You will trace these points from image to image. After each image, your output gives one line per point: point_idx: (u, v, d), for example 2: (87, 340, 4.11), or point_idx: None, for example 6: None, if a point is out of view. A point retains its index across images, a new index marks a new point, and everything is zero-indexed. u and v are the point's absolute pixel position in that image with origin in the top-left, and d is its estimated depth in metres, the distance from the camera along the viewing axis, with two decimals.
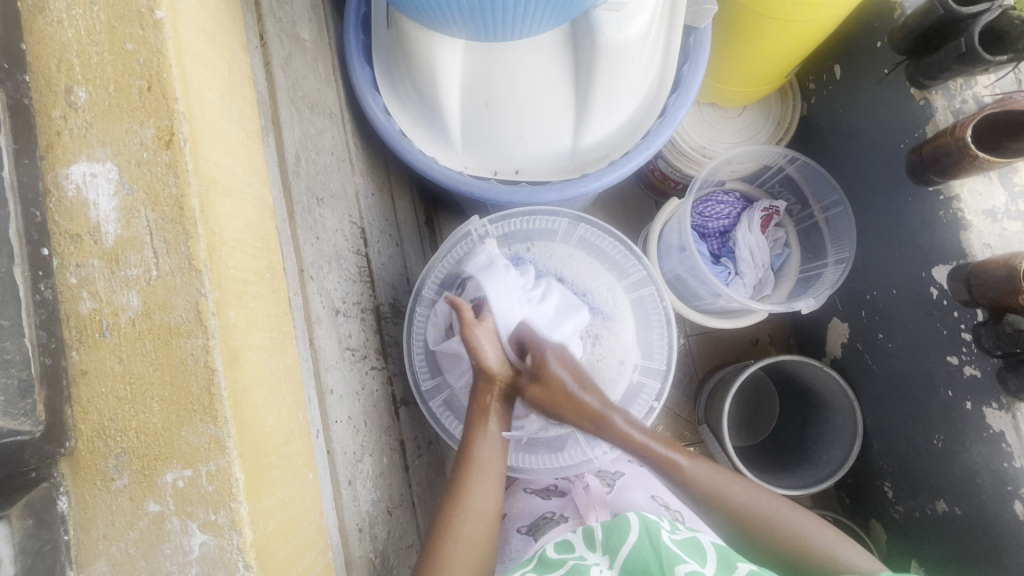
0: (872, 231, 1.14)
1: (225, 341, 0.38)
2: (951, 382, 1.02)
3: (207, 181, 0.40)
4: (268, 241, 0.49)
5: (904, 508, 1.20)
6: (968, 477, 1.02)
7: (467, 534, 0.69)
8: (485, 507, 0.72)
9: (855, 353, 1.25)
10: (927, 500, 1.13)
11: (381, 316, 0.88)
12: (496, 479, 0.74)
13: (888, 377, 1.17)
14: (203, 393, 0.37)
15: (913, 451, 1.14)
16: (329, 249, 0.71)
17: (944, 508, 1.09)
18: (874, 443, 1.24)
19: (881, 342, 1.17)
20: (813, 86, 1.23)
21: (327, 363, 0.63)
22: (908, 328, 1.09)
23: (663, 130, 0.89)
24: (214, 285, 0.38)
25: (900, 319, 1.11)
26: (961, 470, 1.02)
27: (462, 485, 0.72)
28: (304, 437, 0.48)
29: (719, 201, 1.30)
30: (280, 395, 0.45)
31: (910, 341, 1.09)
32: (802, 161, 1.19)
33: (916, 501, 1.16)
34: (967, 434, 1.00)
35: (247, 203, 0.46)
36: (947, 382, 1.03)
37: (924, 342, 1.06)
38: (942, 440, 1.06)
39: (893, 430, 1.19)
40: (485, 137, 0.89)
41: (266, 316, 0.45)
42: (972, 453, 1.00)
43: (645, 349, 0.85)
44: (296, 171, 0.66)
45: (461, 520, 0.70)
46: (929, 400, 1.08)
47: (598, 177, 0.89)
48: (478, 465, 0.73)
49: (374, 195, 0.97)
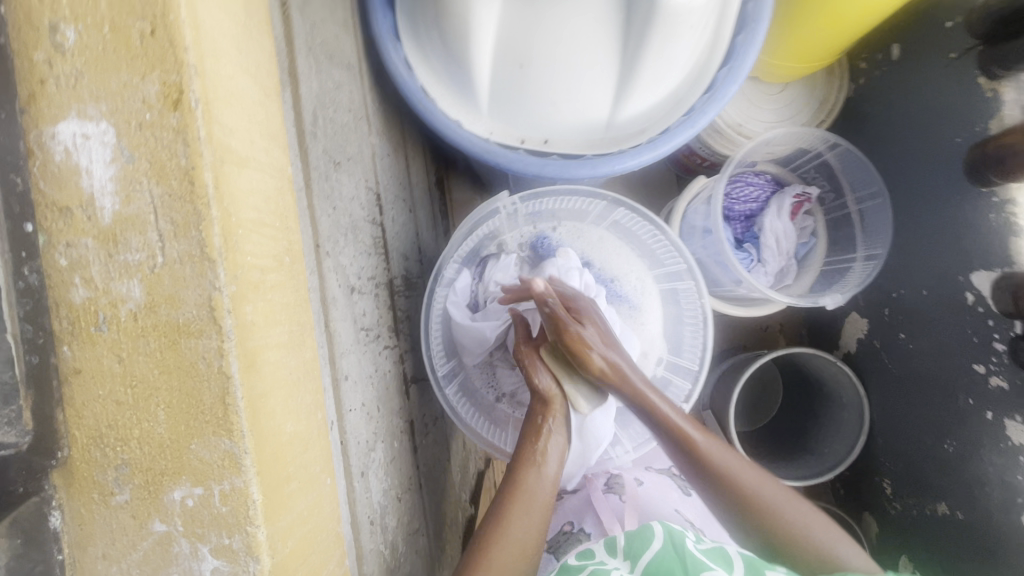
0: (909, 226, 1.09)
1: (243, 343, 0.33)
2: (972, 390, 1.00)
3: (223, 151, 0.34)
4: (287, 218, 0.43)
5: (901, 505, 1.19)
6: (976, 485, 1.01)
7: (506, 565, 0.64)
8: (527, 537, 0.67)
9: (871, 351, 1.22)
10: (928, 501, 1.13)
11: (394, 290, 0.83)
12: (542, 509, 0.68)
13: (906, 377, 1.14)
14: (216, 404, 0.32)
15: (918, 452, 1.14)
16: (345, 220, 0.65)
17: (945, 511, 1.09)
18: (879, 439, 1.22)
19: (903, 343, 1.13)
20: (865, 66, 1.13)
21: (341, 348, 0.58)
22: (935, 330, 1.06)
23: (710, 108, 0.82)
24: (231, 278, 0.33)
25: (927, 320, 1.07)
26: (971, 477, 1.02)
27: (505, 512, 0.67)
28: (323, 440, 0.44)
29: (749, 183, 1.22)
30: (298, 397, 0.40)
31: (937, 345, 1.06)
32: (844, 147, 1.11)
33: (916, 500, 1.16)
34: (982, 444, 0.99)
35: (265, 175, 0.40)
36: (969, 389, 1.01)
37: (951, 345, 1.03)
38: (953, 446, 1.05)
39: (901, 431, 1.17)
40: (516, 102, 0.80)
41: (285, 308, 0.40)
42: (984, 462, 0.99)
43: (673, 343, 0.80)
44: (313, 131, 0.59)
45: (501, 551, 0.64)
46: (944, 405, 1.06)
47: (635, 154, 0.83)
48: (525, 492, 0.68)
49: (389, 157, 0.89)
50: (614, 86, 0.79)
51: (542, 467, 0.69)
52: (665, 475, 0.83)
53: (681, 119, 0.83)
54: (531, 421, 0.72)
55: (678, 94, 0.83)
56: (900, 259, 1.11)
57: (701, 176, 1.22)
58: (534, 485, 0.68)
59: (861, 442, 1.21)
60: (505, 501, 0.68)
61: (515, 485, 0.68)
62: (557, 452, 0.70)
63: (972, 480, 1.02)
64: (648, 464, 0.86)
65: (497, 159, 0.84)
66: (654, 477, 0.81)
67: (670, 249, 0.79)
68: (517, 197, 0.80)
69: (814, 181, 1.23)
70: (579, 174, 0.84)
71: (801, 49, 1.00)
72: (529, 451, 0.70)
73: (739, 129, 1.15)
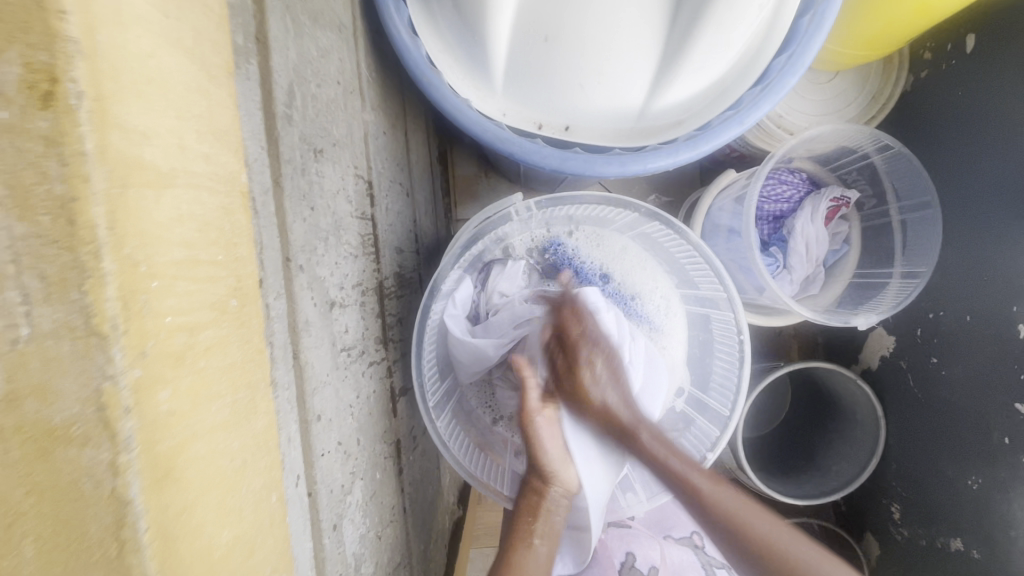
0: (963, 230, 0.90)
1: (149, 450, 0.24)
2: (1009, 428, 0.83)
3: (129, 172, 0.23)
4: (236, 246, 0.33)
5: (910, 531, 1.01)
6: (1003, 526, 0.84)
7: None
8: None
9: (894, 371, 1.04)
10: (940, 534, 0.95)
11: (384, 293, 0.70)
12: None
13: (933, 405, 0.96)
14: (105, 540, 0.23)
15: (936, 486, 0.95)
16: (327, 222, 0.53)
17: (960, 547, 0.92)
18: (891, 463, 1.04)
19: (934, 369, 0.95)
20: (929, 57, 0.96)
21: (314, 382, 0.48)
22: (975, 352, 0.88)
23: (763, 103, 0.69)
24: (134, 360, 0.23)
25: (972, 343, 0.88)
26: (997, 519, 0.85)
27: None
28: (277, 527, 0.35)
29: (781, 180, 1.04)
30: (240, 488, 0.31)
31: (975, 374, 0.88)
32: (898, 150, 0.93)
33: (928, 530, 0.97)
34: (1012, 482, 0.82)
35: (202, 192, 0.29)
36: (1004, 425, 0.83)
37: (995, 371, 0.85)
38: (978, 481, 0.88)
39: (915, 457, 0.99)
40: (537, 81, 0.67)
41: (225, 372, 0.30)
42: (1013, 505, 0.82)
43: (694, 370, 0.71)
44: (287, 113, 0.47)
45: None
46: (973, 438, 0.88)
47: (671, 152, 0.70)
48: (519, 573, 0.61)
49: (386, 135, 0.77)
50: (653, 70, 0.67)
51: (535, 550, 0.63)
52: (688, 549, 0.75)
53: (728, 114, 0.71)
54: (526, 496, 0.64)
55: (726, 83, 0.70)
56: (955, 263, 0.91)
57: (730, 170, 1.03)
58: (524, 565, 0.62)
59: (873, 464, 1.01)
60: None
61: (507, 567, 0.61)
62: (552, 532, 0.64)
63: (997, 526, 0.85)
64: (666, 532, 0.77)
65: (509, 149, 0.70)
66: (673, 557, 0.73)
67: (707, 273, 0.69)
68: (534, 202, 0.70)
69: (855, 184, 1.05)
70: (605, 173, 0.71)
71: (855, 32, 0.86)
72: (525, 532, 0.63)
73: (779, 121, 0.99)
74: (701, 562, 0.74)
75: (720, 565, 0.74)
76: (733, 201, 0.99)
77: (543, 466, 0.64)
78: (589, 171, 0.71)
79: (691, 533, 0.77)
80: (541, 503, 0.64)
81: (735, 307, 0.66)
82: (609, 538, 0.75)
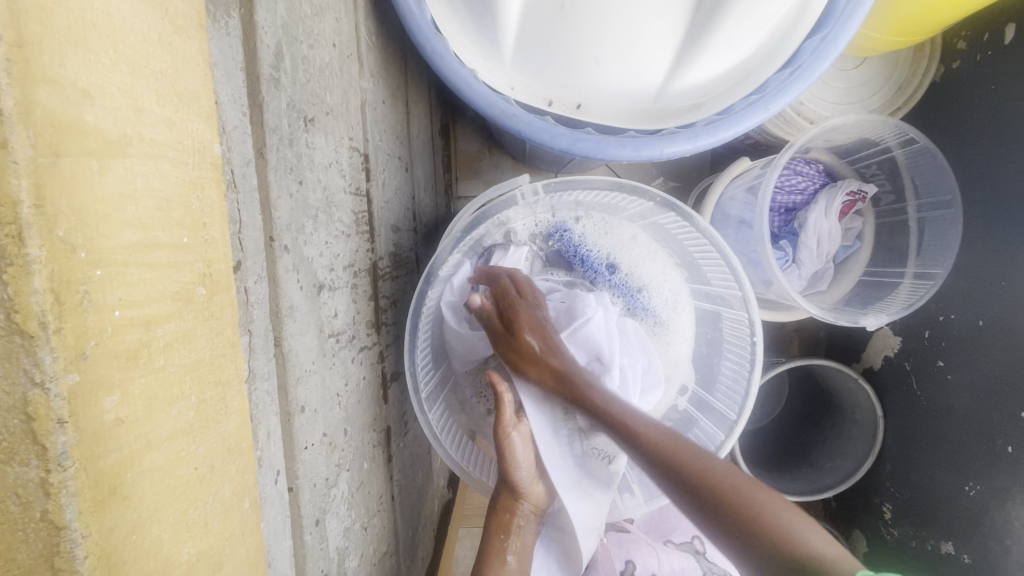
0: (991, 215, 0.76)
1: (91, 466, 0.21)
2: (1011, 434, 0.71)
3: (64, 138, 0.20)
4: (205, 225, 0.29)
5: (899, 533, 0.89)
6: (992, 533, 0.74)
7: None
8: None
9: (897, 374, 0.89)
10: (927, 536, 0.84)
11: (379, 274, 0.66)
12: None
13: (935, 412, 0.83)
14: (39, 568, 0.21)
15: (928, 494, 0.84)
16: (316, 198, 0.48)
17: (948, 551, 0.80)
18: (885, 464, 0.91)
19: (939, 373, 0.82)
20: (964, 46, 0.82)
21: (298, 371, 0.44)
22: (985, 355, 0.75)
23: (792, 88, 0.63)
24: (69, 364, 0.20)
25: (982, 345, 0.76)
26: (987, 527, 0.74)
27: None
28: (250, 535, 0.33)
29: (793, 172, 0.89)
30: (206, 498, 0.28)
31: (985, 381, 0.75)
32: (925, 145, 0.79)
33: (917, 531, 0.85)
34: (1008, 491, 0.71)
35: (164, 165, 0.25)
36: (1007, 432, 0.72)
37: (1005, 373, 0.72)
38: (973, 488, 0.76)
39: (910, 459, 0.87)
40: (549, 54, 0.62)
41: (190, 369, 0.27)
42: (1008, 514, 0.71)
43: (700, 369, 0.68)
44: (274, 76, 0.42)
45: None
46: (973, 444, 0.76)
47: (691, 137, 0.65)
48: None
49: (386, 105, 0.72)
50: (676, 47, 0.61)
51: (509, 567, 0.58)
52: (689, 555, 0.72)
53: (752, 99, 0.66)
54: (497, 514, 0.60)
55: (753, 64, 0.65)
56: (980, 256, 0.77)
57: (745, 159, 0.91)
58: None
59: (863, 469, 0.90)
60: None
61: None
62: (526, 543, 0.60)
63: (991, 542, 0.74)
64: (667, 536, 0.75)
65: (516, 126, 0.65)
66: (673, 563, 0.70)
67: (721, 268, 0.65)
68: (541, 186, 0.65)
69: (872, 179, 0.89)
70: (617, 156, 0.66)
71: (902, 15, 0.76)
72: (498, 547, 0.59)
73: (799, 109, 0.88)
74: (703, 569, 0.71)
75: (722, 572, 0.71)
76: (744, 190, 0.90)
77: (516, 482, 0.59)
78: (601, 153, 0.66)
79: (693, 538, 0.74)
80: (515, 520, 0.60)
81: (750, 306, 0.62)
82: (608, 545, 0.71)
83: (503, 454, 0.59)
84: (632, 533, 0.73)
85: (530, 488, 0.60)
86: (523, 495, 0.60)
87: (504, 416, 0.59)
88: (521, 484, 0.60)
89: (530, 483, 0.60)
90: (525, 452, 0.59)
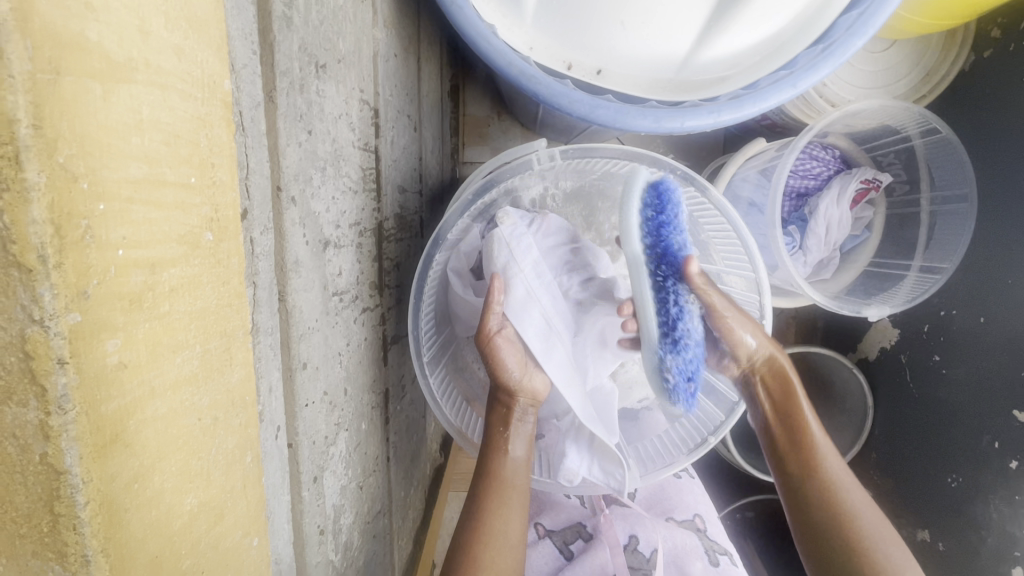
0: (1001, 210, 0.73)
1: (92, 411, 0.20)
2: (998, 430, 0.71)
3: (63, 54, 0.18)
4: (210, 168, 0.27)
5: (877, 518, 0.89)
6: (968, 524, 0.75)
7: (498, 566, 0.54)
8: (511, 531, 0.56)
9: (893, 367, 0.88)
10: (905, 522, 0.85)
11: (384, 235, 0.64)
12: (524, 500, 0.58)
13: (925, 404, 0.82)
14: (40, 512, 0.20)
15: (909, 483, 0.84)
16: (325, 149, 0.46)
17: (924, 537, 0.82)
18: (871, 452, 0.91)
19: (934, 368, 0.81)
20: (998, 34, 0.76)
21: (302, 328, 0.43)
22: (981, 353, 0.74)
23: (822, 65, 0.58)
24: (70, 303, 0.19)
25: (982, 343, 0.74)
26: (965, 520, 0.75)
27: (483, 514, 0.56)
28: (252, 488, 0.32)
29: (807, 154, 0.86)
30: (210, 449, 0.28)
31: (980, 377, 0.74)
32: (946, 136, 0.76)
33: (896, 517, 0.86)
34: (991, 486, 0.72)
35: (169, 96, 0.24)
36: (994, 427, 0.72)
37: (998, 373, 0.72)
38: (956, 479, 0.77)
39: (897, 450, 0.87)
40: (573, 13, 0.57)
41: (196, 318, 0.26)
42: (988, 507, 0.72)
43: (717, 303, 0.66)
44: (286, 14, 0.39)
45: (487, 551, 0.55)
46: (961, 438, 0.76)
47: (715, 110, 0.60)
48: (500, 483, 0.57)
49: (398, 59, 0.68)
50: (709, 11, 0.56)
51: (512, 457, 0.58)
52: (692, 533, 0.73)
53: (779, 75, 0.60)
54: (493, 410, 0.59)
55: (784, 36, 0.59)
56: (991, 250, 0.74)
57: (761, 138, 0.87)
58: (508, 475, 0.57)
59: (849, 455, 0.91)
60: (481, 493, 0.56)
61: (490, 481, 0.57)
62: (525, 433, 0.59)
63: (970, 533, 0.75)
64: (668, 514, 0.76)
65: (534, 88, 0.60)
66: (674, 539, 0.71)
67: (737, 250, 0.64)
68: (559, 151, 0.62)
69: (888, 168, 0.86)
70: (636, 127, 0.61)
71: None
72: (498, 440, 0.58)
73: (822, 90, 0.83)
74: (704, 547, 0.72)
75: (722, 551, 0.72)
76: (757, 172, 0.88)
77: (508, 381, 0.58)
78: (620, 124, 0.61)
79: (694, 516, 0.75)
80: (511, 415, 0.58)
81: (762, 290, 0.62)
82: (612, 519, 0.73)
83: (490, 362, 0.57)
84: (632, 508, 0.75)
85: (518, 385, 0.58)
86: (513, 394, 0.58)
87: (486, 325, 0.57)
88: (511, 384, 0.58)
89: (523, 377, 0.58)
90: (512, 357, 0.58)
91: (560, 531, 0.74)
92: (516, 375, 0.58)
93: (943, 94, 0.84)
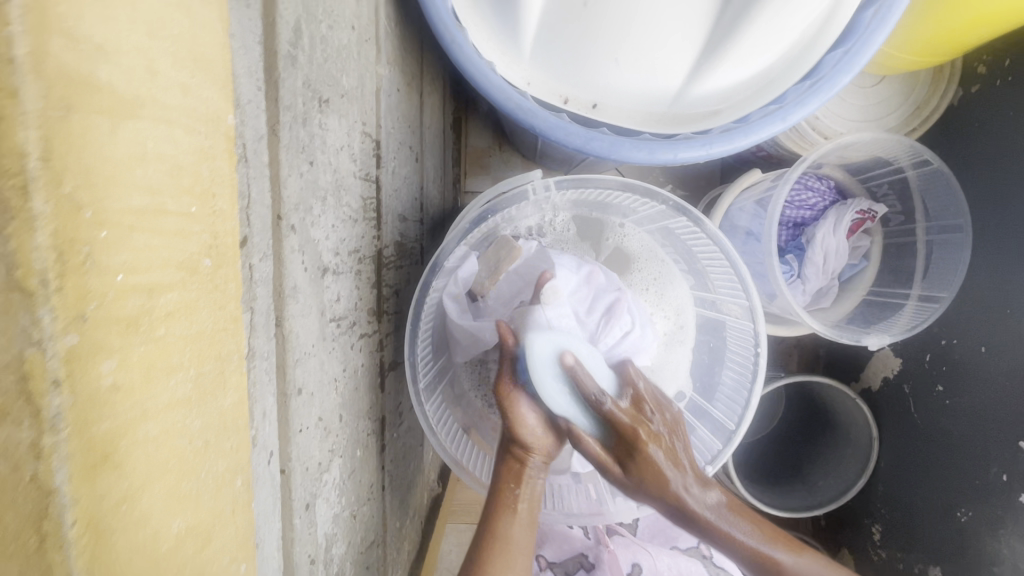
0: (997, 242, 0.74)
1: (84, 432, 0.21)
2: (1006, 461, 0.70)
3: (75, 93, 0.20)
4: (209, 198, 0.28)
5: (887, 555, 0.87)
6: (979, 564, 0.73)
7: None
8: None
9: (896, 397, 0.87)
10: (916, 558, 0.82)
11: (383, 262, 0.65)
12: (524, 558, 0.56)
13: (930, 437, 0.81)
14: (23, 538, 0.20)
15: (918, 517, 0.82)
16: (326, 179, 0.47)
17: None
18: (878, 485, 0.89)
19: (938, 400, 0.80)
20: (984, 71, 0.78)
21: (298, 353, 0.44)
22: (987, 387, 0.73)
23: (810, 99, 0.60)
24: (68, 325, 0.20)
25: (987, 375, 0.73)
26: (976, 558, 0.73)
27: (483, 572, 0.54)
28: (237, 515, 0.32)
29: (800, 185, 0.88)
30: (199, 473, 0.28)
31: (986, 411, 0.73)
32: (937, 167, 0.77)
33: (909, 554, 0.83)
34: (1006, 520, 0.70)
35: (174, 131, 0.25)
36: (1002, 459, 0.71)
37: (1005, 407, 0.70)
38: (966, 515, 0.75)
39: (908, 484, 0.84)
40: (569, 50, 0.60)
41: (190, 341, 0.27)
42: (1001, 544, 0.70)
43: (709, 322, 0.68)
44: (292, 53, 0.42)
45: None
46: (970, 471, 0.75)
47: (706, 143, 0.61)
48: (504, 544, 0.55)
49: (402, 93, 0.71)
50: (698, 50, 0.58)
51: (521, 517, 0.56)
52: (697, 560, 0.72)
53: (770, 109, 0.62)
54: (507, 463, 0.56)
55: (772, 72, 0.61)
56: (989, 281, 0.74)
57: (757, 170, 0.88)
58: (512, 533, 0.55)
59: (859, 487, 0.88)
60: (484, 550, 0.55)
61: (494, 538, 0.55)
62: (537, 495, 0.57)
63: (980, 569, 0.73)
64: (672, 543, 0.74)
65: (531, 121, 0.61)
66: (678, 567, 0.70)
67: (732, 278, 0.65)
68: (553, 182, 0.65)
69: (884, 199, 0.87)
70: (630, 159, 0.62)
71: (935, 32, 0.71)
72: (507, 500, 0.55)
73: (814, 123, 0.85)
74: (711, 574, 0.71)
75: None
76: (754, 203, 0.89)
77: (522, 440, 0.55)
78: (614, 156, 0.62)
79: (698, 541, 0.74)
80: (525, 471, 0.56)
81: (756, 317, 0.62)
82: (614, 548, 0.71)
83: (509, 416, 0.54)
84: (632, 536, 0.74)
85: (541, 444, 0.55)
86: (534, 448, 0.55)
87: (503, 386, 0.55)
88: (533, 440, 0.55)
89: (536, 437, 0.55)
90: (533, 415, 0.55)
91: (561, 563, 0.72)
92: (543, 434, 0.56)
93: (932, 128, 0.86)
